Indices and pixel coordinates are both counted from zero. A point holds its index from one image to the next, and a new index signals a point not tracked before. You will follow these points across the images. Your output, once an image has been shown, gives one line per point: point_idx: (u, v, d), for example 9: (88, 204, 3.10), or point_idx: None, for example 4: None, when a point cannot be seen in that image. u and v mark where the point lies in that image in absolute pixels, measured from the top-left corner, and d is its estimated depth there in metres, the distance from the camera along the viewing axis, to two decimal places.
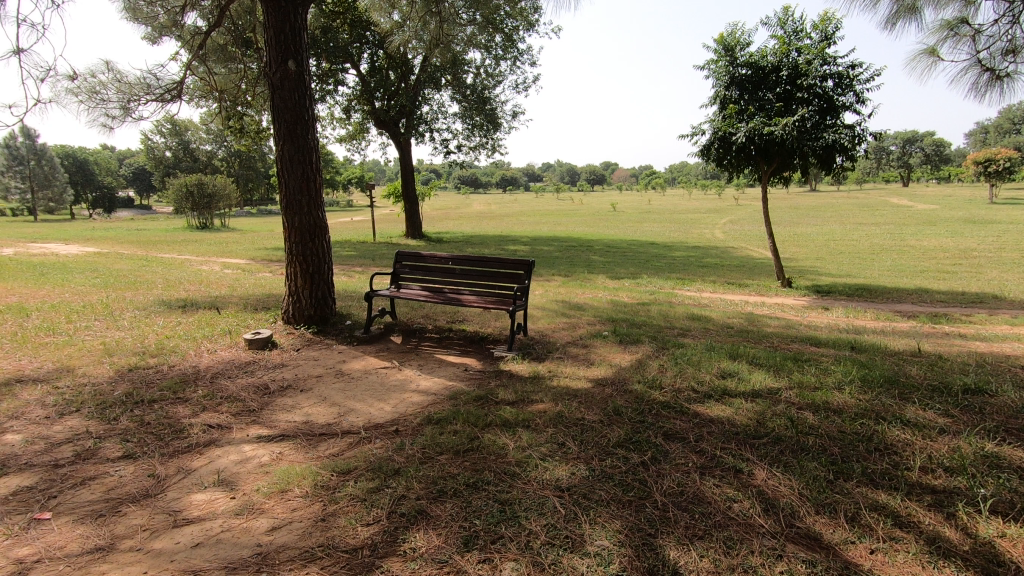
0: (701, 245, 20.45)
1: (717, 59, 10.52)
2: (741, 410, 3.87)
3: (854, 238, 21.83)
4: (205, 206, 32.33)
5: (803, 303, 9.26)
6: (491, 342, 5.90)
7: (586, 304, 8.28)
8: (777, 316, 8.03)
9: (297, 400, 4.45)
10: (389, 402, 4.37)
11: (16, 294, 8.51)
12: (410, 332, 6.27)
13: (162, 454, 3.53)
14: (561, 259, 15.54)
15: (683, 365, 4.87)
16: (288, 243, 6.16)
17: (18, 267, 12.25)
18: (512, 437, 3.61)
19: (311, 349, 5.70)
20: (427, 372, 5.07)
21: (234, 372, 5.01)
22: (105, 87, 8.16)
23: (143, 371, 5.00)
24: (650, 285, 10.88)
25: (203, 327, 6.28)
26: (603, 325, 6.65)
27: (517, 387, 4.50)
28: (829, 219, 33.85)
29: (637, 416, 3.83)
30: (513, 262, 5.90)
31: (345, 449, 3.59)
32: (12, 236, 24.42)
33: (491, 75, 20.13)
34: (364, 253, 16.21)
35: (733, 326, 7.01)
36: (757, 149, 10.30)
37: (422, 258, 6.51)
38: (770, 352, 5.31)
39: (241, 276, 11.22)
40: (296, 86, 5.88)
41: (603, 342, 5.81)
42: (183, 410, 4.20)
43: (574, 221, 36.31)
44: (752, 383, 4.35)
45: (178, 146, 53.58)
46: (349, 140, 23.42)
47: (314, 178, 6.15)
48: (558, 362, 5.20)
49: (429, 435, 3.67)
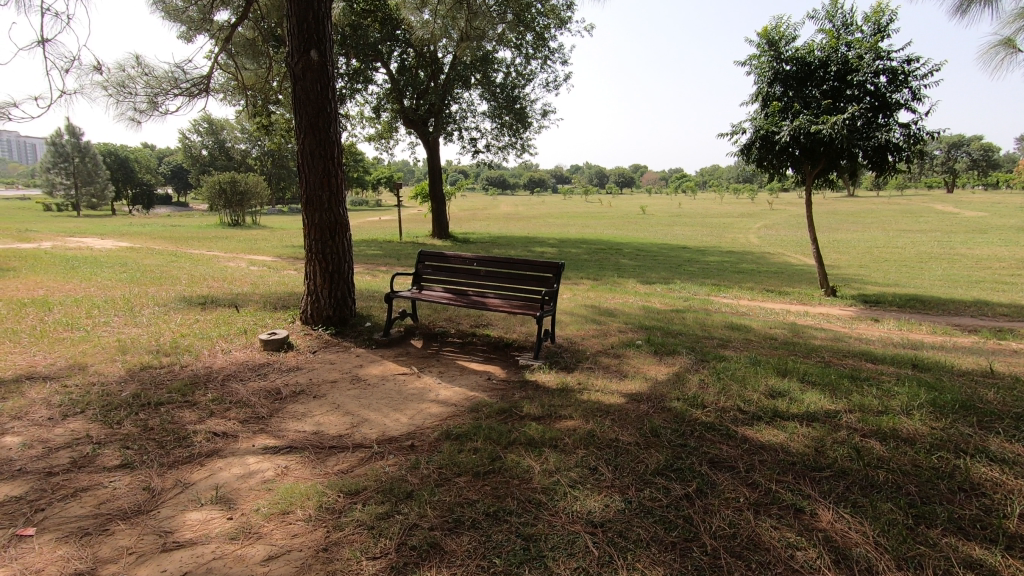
0: (736, 250, 19.71)
1: (760, 55, 9.97)
2: (796, 436, 3.45)
3: (899, 245, 20.81)
4: (238, 203, 32.88)
5: (850, 314, 8.66)
6: (516, 349, 5.56)
7: (617, 310, 7.88)
8: (823, 328, 7.50)
9: (309, 407, 4.18)
10: (405, 413, 4.05)
11: (43, 287, 8.52)
12: (431, 336, 5.98)
13: (162, 464, 3.29)
14: (589, 262, 15.15)
15: (726, 381, 4.43)
16: (307, 240, 5.93)
17: (52, 260, 12.45)
18: (538, 458, 3.25)
19: (327, 352, 5.44)
20: (448, 380, 4.75)
21: (246, 375, 4.78)
22: (133, 81, 8.13)
23: (154, 371, 4.80)
24: (683, 291, 10.40)
25: (221, 326, 6.09)
26: (635, 333, 6.25)
27: (544, 400, 4.14)
28: (871, 225, 32.40)
29: (678, 439, 3.43)
30: (541, 264, 5.54)
31: (355, 465, 3.29)
32: (54, 230, 25.25)
33: (521, 73, 19.79)
34: (390, 253, 16.09)
35: (777, 337, 6.51)
36: (802, 149, 9.72)
37: (445, 259, 6.20)
38: (824, 369, 4.83)
39: (265, 273, 11.13)
40: (319, 77, 5.66)
41: (637, 352, 5.40)
42: (189, 415, 3.96)
43: (603, 224, 35.73)
44: (805, 404, 3.92)
45: (214, 144, 54.92)
46: (378, 139, 23.40)
47: (336, 173, 5.91)
48: (589, 373, 4.82)
49: (447, 454, 3.34)
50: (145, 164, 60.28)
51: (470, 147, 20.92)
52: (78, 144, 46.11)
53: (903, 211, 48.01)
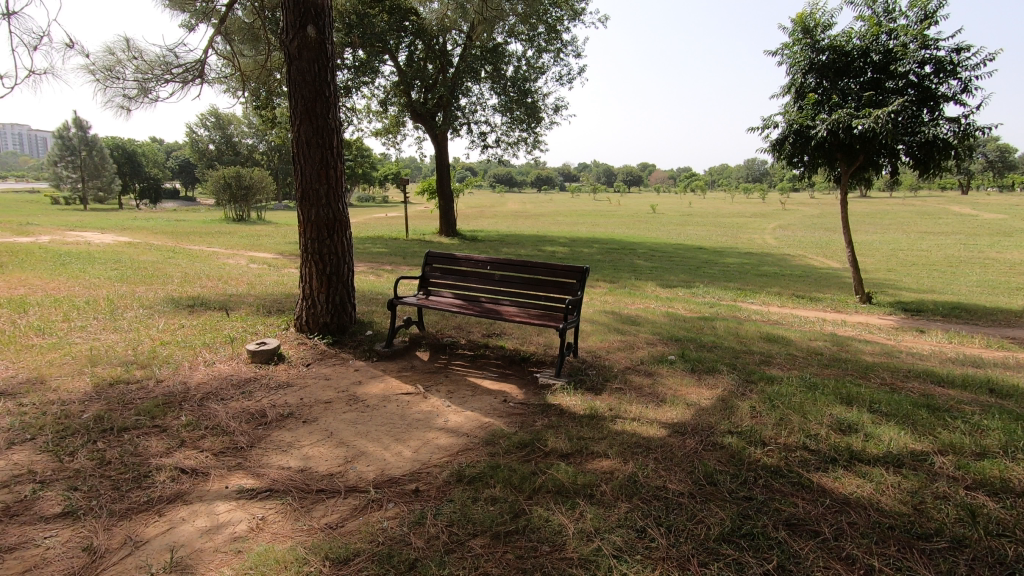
0: (755, 252, 18.90)
1: (793, 44, 9.26)
2: (885, 488, 2.82)
3: (925, 248, 19.95)
4: (243, 198, 32.40)
5: (892, 324, 7.98)
6: (535, 364, 4.93)
7: (641, 318, 7.25)
8: (868, 341, 6.81)
9: (297, 436, 3.58)
10: (408, 445, 3.45)
11: (27, 286, 8.00)
12: (438, 347, 5.36)
13: (113, 514, 2.70)
14: (604, 262, 14.54)
15: (783, 410, 3.79)
16: (303, 238, 5.34)
17: (44, 255, 11.93)
18: (571, 513, 2.64)
19: (322, 366, 4.84)
20: (458, 402, 4.14)
21: (229, 394, 4.18)
22: (122, 65, 7.58)
23: (124, 388, 4.22)
24: (707, 296, 9.75)
25: (206, 333, 5.51)
26: (665, 346, 5.62)
27: (571, 432, 3.52)
28: (892, 227, 31.40)
29: (741, 490, 2.81)
30: (563, 268, 4.90)
31: (347, 518, 2.70)
32: (57, 224, 24.79)
33: (533, 66, 19.08)
34: (395, 251, 15.49)
35: (822, 352, 5.83)
36: (839, 145, 9.00)
37: (455, 260, 5.55)
38: (890, 394, 4.18)
39: (265, 272, 10.59)
40: (316, 56, 5.06)
41: (671, 370, 4.78)
42: (154, 445, 3.37)
43: (612, 224, 34.96)
44: (885, 443, 3.28)
45: (221, 139, 54.63)
46: (384, 134, 22.80)
47: (335, 164, 5.30)
48: (620, 396, 4.19)
49: (459, 505, 2.73)
50: (152, 158, 59.91)
51: (479, 142, 20.15)
52: (86, 137, 45.83)
53: (921, 212, 46.58)
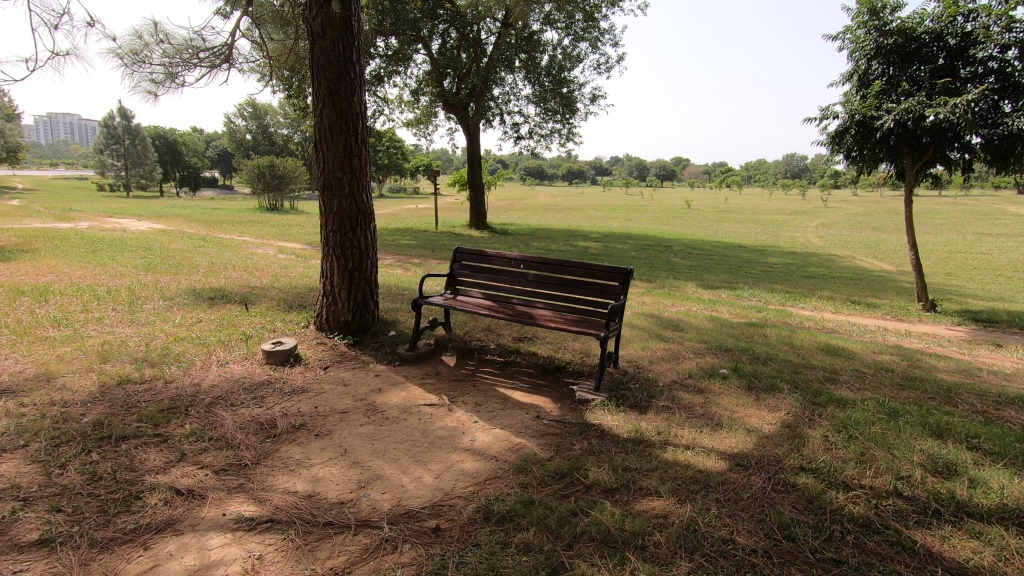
0: (798, 252, 17.95)
1: (856, 27, 8.53)
2: (1010, 556, 2.28)
3: (987, 251, 18.59)
4: (276, 186, 32.64)
5: (962, 336, 7.24)
6: (571, 375, 4.48)
7: (684, 323, 6.72)
8: (940, 355, 6.13)
9: (309, 452, 3.23)
10: (429, 470, 3.05)
11: (55, 272, 7.93)
12: (466, 352, 4.96)
13: (94, 544, 2.37)
14: (639, 259, 13.94)
15: (864, 443, 3.25)
16: (324, 231, 4.99)
17: (78, 242, 12.00)
18: (620, 572, 2.20)
19: (341, 369, 4.50)
20: (487, 418, 3.72)
21: (239, 399, 3.87)
22: (149, 49, 7.39)
23: (130, 388, 3.94)
24: (753, 298, 9.13)
25: (222, 330, 5.24)
26: (715, 357, 5.11)
27: (615, 461, 3.07)
28: (947, 227, 29.55)
29: (828, 550, 2.31)
30: (604, 269, 4.42)
31: (355, 562, 2.31)
32: (98, 210, 25.43)
33: (569, 55, 18.44)
34: (424, 244, 15.18)
35: (893, 369, 5.21)
36: (907, 138, 8.20)
37: (485, 257, 5.13)
38: (986, 425, 3.58)
39: (291, 263, 10.38)
40: (341, 34, 4.68)
41: (723, 386, 4.27)
42: (152, 459, 3.05)
43: (646, 219, 33.99)
44: (997, 492, 2.72)
45: (257, 129, 55.46)
46: (416, 124, 22.51)
47: (359, 151, 4.93)
48: (668, 416, 3.71)
49: (486, 553, 2.32)
50: (192, 147, 61.27)
51: (512, 133, 19.65)
52: (129, 126, 47.02)
53: (974, 212, 43.92)
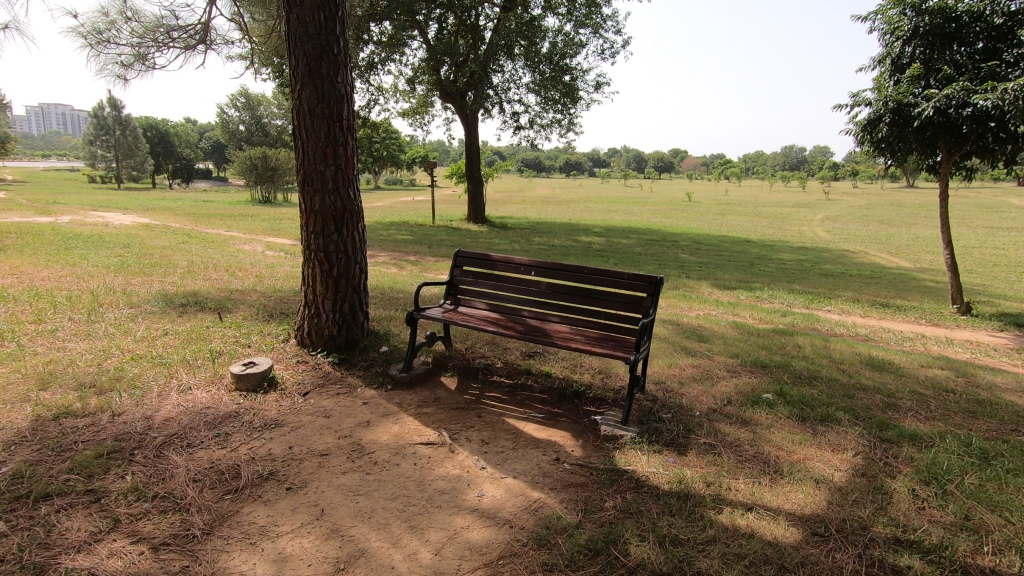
0: (809, 246, 17.29)
1: (891, 7, 7.90)
2: None
3: (1004, 247, 17.95)
4: (268, 179, 31.71)
5: (1008, 344, 6.62)
6: (591, 402, 3.85)
7: (708, 331, 6.08)
8: (993, 368, 5.50)
9: (278, 515, 2.58)
10: (427, 540, 2.42)
11: (15, 274, 7.25)
12: (468, 372, 4.31)
13: None
14: (646, 256, 13.30)
15: (965, 500, 2.63)
16: (305, 232, 4.33)
17: (52, 238, 11.26)
18: None
19: (324, 396, 3.85)
20: (497, 462, 3.08)
21: (198, 438, 3.21)
22: (114, 28, 6.66)
23: (67, 424, 3.29)
24: (773, 300, 8.51)
25: (189, 345, 4.57)
26: (752, 376, 4.48)
27: (661, 529, 2.44)
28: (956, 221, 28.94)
29: None
30: (629, 278, 3.77)
31: None
32: (83, 203, 24.45)
33: (572, 41, 17.70)
34: (420, 239, 14.49)
35: (954, 388, 4.57)
36: (946, 127, 7.56)
37: (491, 261, 4.48)
38: None
39: (278, 262, 9.67)
40: (321, 2, 3.99)
41: (772, 417, 3.63)
42: (75, 531, 2.40)
43: (648, 212, 33.22)
44: None
45: (250, 120, 54.37)
46: (412, 114, 21.75)
47: (345, 140, 4.25)
48: (715, 459, 3.08)
49: None
50: (186, 139, 60.21)
51: (512, 123, 18.95)
52: (120, 117, 46.00)
53: (977, 204, 43.32)
